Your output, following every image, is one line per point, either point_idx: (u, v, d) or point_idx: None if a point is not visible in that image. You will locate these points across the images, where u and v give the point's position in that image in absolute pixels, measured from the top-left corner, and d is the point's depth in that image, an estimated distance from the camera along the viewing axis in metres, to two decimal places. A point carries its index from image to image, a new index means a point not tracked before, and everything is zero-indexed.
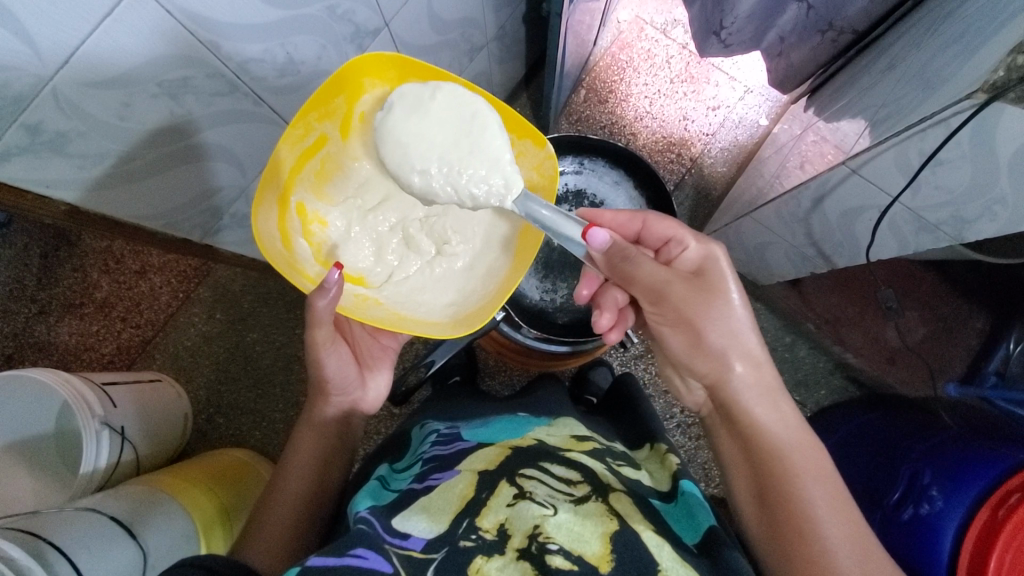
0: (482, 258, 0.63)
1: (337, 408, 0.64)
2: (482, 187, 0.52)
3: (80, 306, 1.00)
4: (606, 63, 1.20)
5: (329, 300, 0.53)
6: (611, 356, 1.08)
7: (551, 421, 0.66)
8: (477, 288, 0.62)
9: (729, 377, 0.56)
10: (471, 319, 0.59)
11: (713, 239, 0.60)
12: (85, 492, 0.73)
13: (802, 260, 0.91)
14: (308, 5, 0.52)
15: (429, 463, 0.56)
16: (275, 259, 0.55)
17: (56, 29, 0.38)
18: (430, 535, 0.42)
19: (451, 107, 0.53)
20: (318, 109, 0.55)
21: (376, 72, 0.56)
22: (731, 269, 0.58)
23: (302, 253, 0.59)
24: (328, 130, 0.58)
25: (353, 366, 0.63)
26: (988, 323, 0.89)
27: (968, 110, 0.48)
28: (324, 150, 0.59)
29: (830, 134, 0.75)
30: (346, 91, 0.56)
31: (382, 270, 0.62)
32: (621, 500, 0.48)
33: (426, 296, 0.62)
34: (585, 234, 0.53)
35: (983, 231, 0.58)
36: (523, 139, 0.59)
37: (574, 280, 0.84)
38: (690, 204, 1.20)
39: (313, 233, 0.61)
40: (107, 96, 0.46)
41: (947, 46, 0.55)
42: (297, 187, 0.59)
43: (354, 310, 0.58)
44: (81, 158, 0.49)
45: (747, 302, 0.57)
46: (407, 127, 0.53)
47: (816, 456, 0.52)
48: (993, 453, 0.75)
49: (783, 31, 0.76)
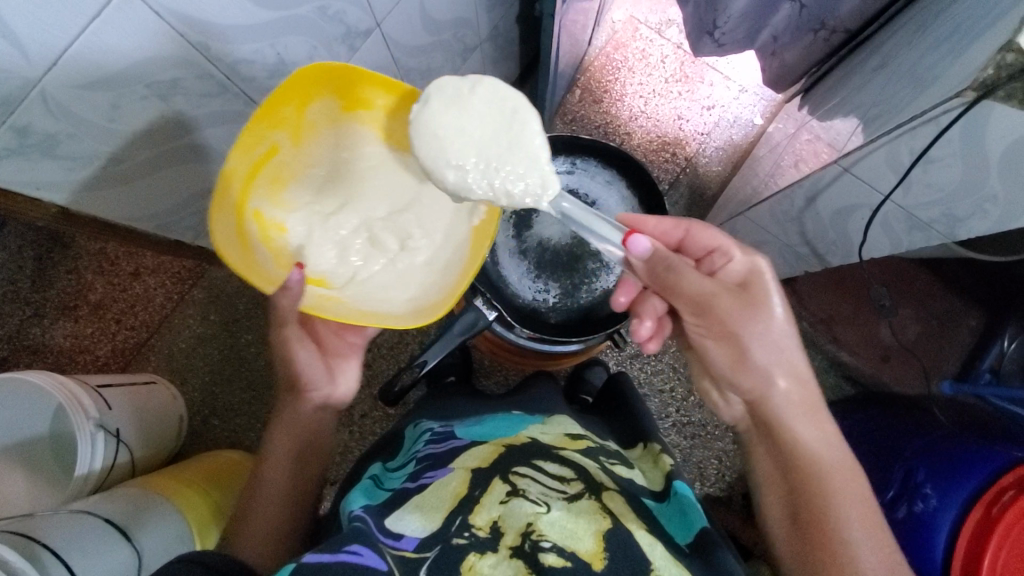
0: (442, 254, 0.64)
1: (312, 407, 0.63)
2: (520, 185, 0.51)
3: (74, 308, 0.99)
4: (600, 64, 1.21)
5: (292, 298, 0.52)
6: (606, 356, 1.08)
7: (545, 419, 0.65)
8: (440, 279, 0.63)
9: (773, 396, 0.56)
10: (434, 308, 0.60)
11: (757, 252, 0.59)
12: (80, 494, 0.73)
13: (795, 259, 0.92)
14: (300, 6, 0.52)
15: (422, 463, 0.55)
16: (237, 266, 0.53)
17: (45, 32, 0.38)
18: (423, 534, 0.42)
19: (490, 102, 0.50)
20: (266, 119, 0.53)
21: (323, 83, 0.54)
22: (776, 284, 0.58)
23: (261, 259, 0.58)
24: (279, 139, 0.57)
25: (320, 362, 0.61)
26: (981, 322, 0.96)
27: (957, 108, 0.48)
28: (276, 158, 0.59)
29: (823, 132, 0.74)
30: (295, 100, 0.54)
31: (345, 271, 0.62)
32: (614, 498, 0.48)
33: (393, 293, 0.62)
34: (626, 241, 0.54)
35: (974, 229, 0.58)
36: None
37: (566, 280, 0.84)
38: (684, 203, 1.19)
39: (272, 238, 0.61)
40: (96, 98, 0.46)
41: (936, 45, 0.55)
42: (252, 195, 0.58)
43: (319, 308, 0.58)
44: (70, 160, 0.50)
45: (789, 315, 0.57)
46: (443, 119, 0.50)
47: (855, 481, 0.53)
48: (986, 451, 0.75)
49: (776, 31, 0.76)
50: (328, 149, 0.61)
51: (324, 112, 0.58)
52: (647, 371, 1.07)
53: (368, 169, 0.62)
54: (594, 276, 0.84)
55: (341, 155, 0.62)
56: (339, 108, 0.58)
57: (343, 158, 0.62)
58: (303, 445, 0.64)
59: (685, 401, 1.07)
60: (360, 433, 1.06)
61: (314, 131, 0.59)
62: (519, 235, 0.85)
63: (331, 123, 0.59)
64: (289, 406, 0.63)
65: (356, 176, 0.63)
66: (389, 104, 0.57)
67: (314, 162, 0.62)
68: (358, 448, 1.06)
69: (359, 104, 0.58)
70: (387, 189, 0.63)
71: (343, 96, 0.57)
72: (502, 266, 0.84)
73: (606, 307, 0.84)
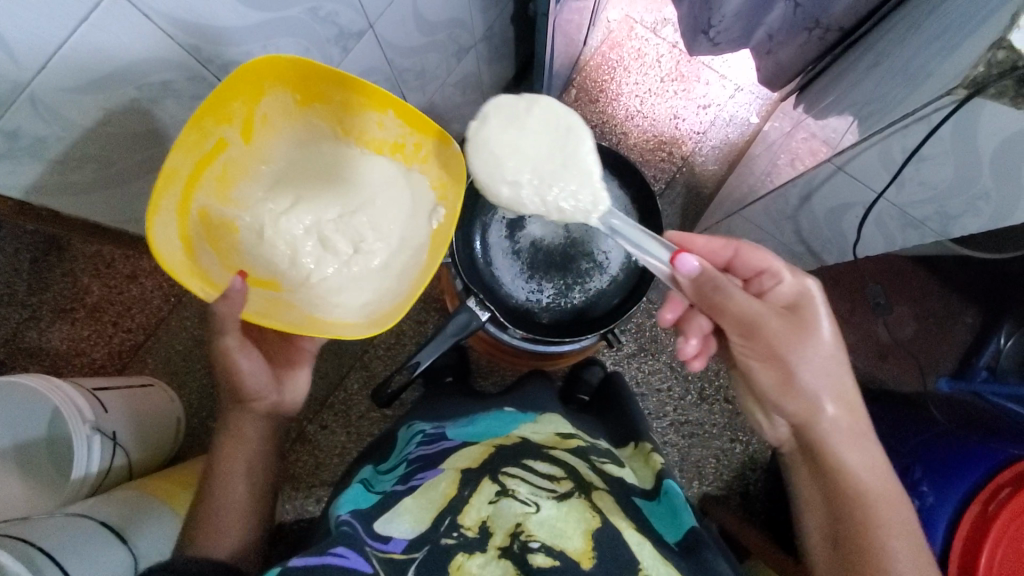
0: (397, 257, 0.62)
1: (260, 415, 0.64)
2: (570, 201, 0.59)
3: (71, 311, 0.99)
4: (595, 63, 1.21)
5: (232, 305, 0.50)
6: (603, 356, 1.07)
7: (537, 418, 0.65)
8: (395, 284, 0.60)
9: (825, 422, 0.56)
10: (383, 316, 0.56)
11: (807, 274, 0.59)
12: (77, 497, 0.73)
13: (791, 257, 0.92)
14: (291, 8, 0.52)
15: (414, 464, 0.56)
16: (176, 270, 0.49)
17: (33, 36, 0.38)
18: (412, 535, 0.44)
19: (545, 123, 0.58)
20: (215, 113, 0.52)
21: (277, 75, 0.54)
22: (826, 307, 0.58)
23: (206, 261, 0.55)
24: (229, 135, 0.56)
25: (268, 370, 0.62)
26: (978, 319, 0.97)
27: (948, 107, 0.48)
28: (225, 155, 0.57)
29: (819, 130, 0.74)
30: (245, 94, 0.53)
31: (298, 274, 0.60)
32: (603, 497, 0.48)
33: (345, 296, 0.60)
34: (674, 259, 0.56)
35: (968, 226, 0.59)
36: (428, 139, 0.60)
37: (560, 280, 0.84)
38: (681, 202, 1.19)
39: (219, 239, 0.58)
40: (86, 101, 0.46)
41: (929, 43, 0.55)
42: (198, 192, 0.56)
43: (266, 314, 0.55)
44: (59, 163, 0.51)
45: (840, 339, 0.57)
46: (503, 137, 0.57)
47: (899, 506, 0.54)
48: (982, 447, 0.75)
49: (771, 29, 0.76)
50: (282, 145, 0.61)
51: (277, 106, 0.58)
52: (644, 370, 1.07)
53: (323, 165, 0.62)
54: (588, 276, 0.84)
55: (296, 150, 0.62)
56: (294, 103, 0.58)
57: (298, 154, 0.62)
58: (254, 456, 0.64)
59: (682, 400, 1.07)
60: (357, 433, 1.07)
61: (267, 126, 0.59)
62: (513, 235, 0.84)
63: (286, 117, 0.59)
64: (239, 415, 0.63)
65: (310, 174, 0.62)
66: (347, 98, 0.58)
67: (267, 158, 0.61)
68: (355, 449, 1.06)
69: (314, 99, 0.58)
70: (342, 187, 0.63)
71: (296, 91, 0.56)
72: (496, 267, 0.84)
73: (600, 307, 0.84)
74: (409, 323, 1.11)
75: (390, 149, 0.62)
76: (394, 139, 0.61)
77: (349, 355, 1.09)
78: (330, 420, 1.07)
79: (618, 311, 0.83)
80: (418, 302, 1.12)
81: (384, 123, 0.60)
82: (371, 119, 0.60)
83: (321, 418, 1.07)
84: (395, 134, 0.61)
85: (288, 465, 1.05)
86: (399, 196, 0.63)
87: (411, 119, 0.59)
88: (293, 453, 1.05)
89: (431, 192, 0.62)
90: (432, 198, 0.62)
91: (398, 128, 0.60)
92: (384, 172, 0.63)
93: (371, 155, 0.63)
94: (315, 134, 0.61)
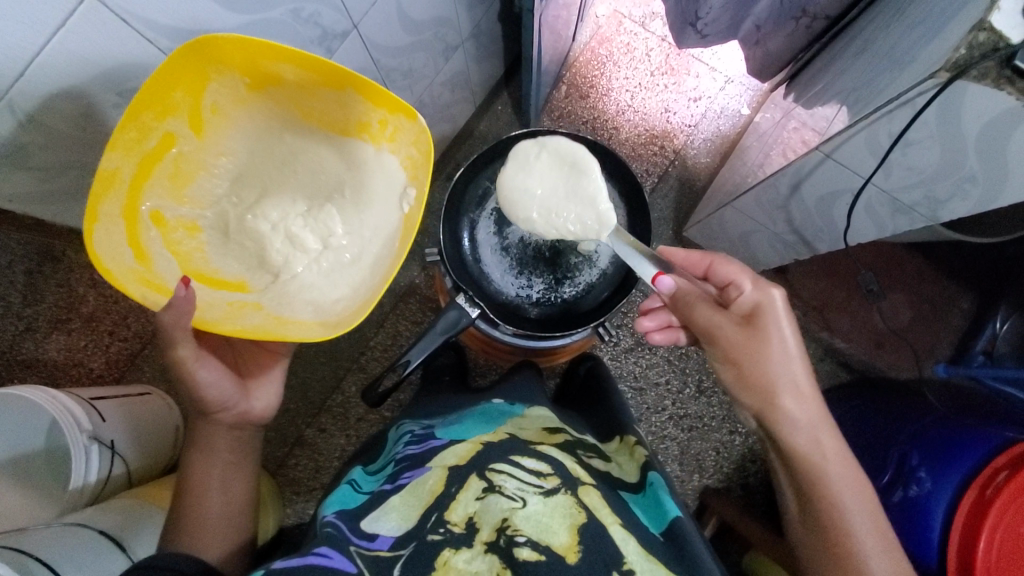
0: (370, 250, 0.57)
1: (227, 427, 0.62)
2: (577, 223, 0.66)
3: (67, 321, 0.98)
4: (585, 59, 1.21)
5: (178, 315, 0.49)
6: (600, 352, 1.07)
7: (524, 412, 0.67)
8: (366, 279, 0.55)
9: (787, 412, 0.56)
10: (350, 316, 0.52)
11: (772, 283, 0.58)
12: (76, 506, 0.74)
13: (785, 247, 0.91)
14: (271, 9, 0.52)
15: (401, 464, 0.56)
16: (120, 281, 0.47)
17: (10, 44, 0.38)
18: (399, 533, 0.45)
19: (553, 161, 0.67)
20: (154, 107, 0.48)
21: (219, 59, 0.49)
22: (787, 314, 0.57)
23: (162, 266, 0.52)
24: (175, 128, 0.52)
25: (232, 378, 0.60)
26: (973, 304, 0.98)
27: (932, 89, 0.47)
28: (174, 150, 0.53)
29: (808, 120, 0.73)
30: (186, 83, 0.49)
31: (267, 275, 0.57)
32: (591, 493, 0.48)
33: (315, 294, 0.56)
34: (654, 280, 0.61)
35: (957, 210, 0.58)
36: (394, 114, 0.54)
37: (549, 275, 0.84)
38: (675, 195, 1.19)
39: (178, 241, 0.55)
40: (66, 106, 0.46)
41: (912, 29, 0.55)
42: (148, 192, 0.53)
43: (225, 319, 0.52)
44: (42, 170, 0.52)
45: (799, 341, 0.57)
46: (519, 179, 0.68)
47: (863, 495, 0.54)
48: (978, 433, 0.74)
49: (758, 20, 0.76)
50: (241, 134, 0.57)
51: (226, 92, 0.53)
52: (642, 364, 1.07)
53: (288, 156, 0.58)
54: (577, 270, 0.84)
55: (258, 140, 0.57)
56: (244, 87, 0.53)
57: (259, 144, 0.58)
58: (225, 466, 0.62)
59: (681, 393, 1.07)
60: (355, 436, 1.07)
61: (219, 115, 0.55)
62: (501, 232, 0.84)
63: (238, 104, 0.55)
64: (204, 428, 0.61)
65: (274, 165, 0.59)
66: (301, 78, 0.52)
67: (225, 150, 0.57)
68: (350, 449, 1.06)
69: (265, 82, 0.53)
70: (310, 179, 0.59)
71: (246, 74, 0.52)
72: (485, 264, 0.84)
73: (590, 301, 0.84)
74: (405, 324, 1.11)
75: (357, 129, 0.56)
76: (359, 117, 0.55)
77: (344, 358, 1.09)
78: (329, 423, 1.07)
79: (607, 304, 0.83)
80: (412, 302, 1.12)
81: (345, 101, 0.54)
82: (331, 97, 0.54)
83: (320, 422, 1.07)
84: (358, 111, 0.55)
85: (289, 469, 1.05)
86: (372, 183, 0.58)
87: (373, 95, 0.53)
88: (292, 458, 1.05)
89: (403, 174, 0.56)
90: (404, 180, 0.56)
91: (362, 105, 0.54)
92: (353, 156, 0.58)
93: (338, 138, 0.57)
94: (275, 121, 0.57)
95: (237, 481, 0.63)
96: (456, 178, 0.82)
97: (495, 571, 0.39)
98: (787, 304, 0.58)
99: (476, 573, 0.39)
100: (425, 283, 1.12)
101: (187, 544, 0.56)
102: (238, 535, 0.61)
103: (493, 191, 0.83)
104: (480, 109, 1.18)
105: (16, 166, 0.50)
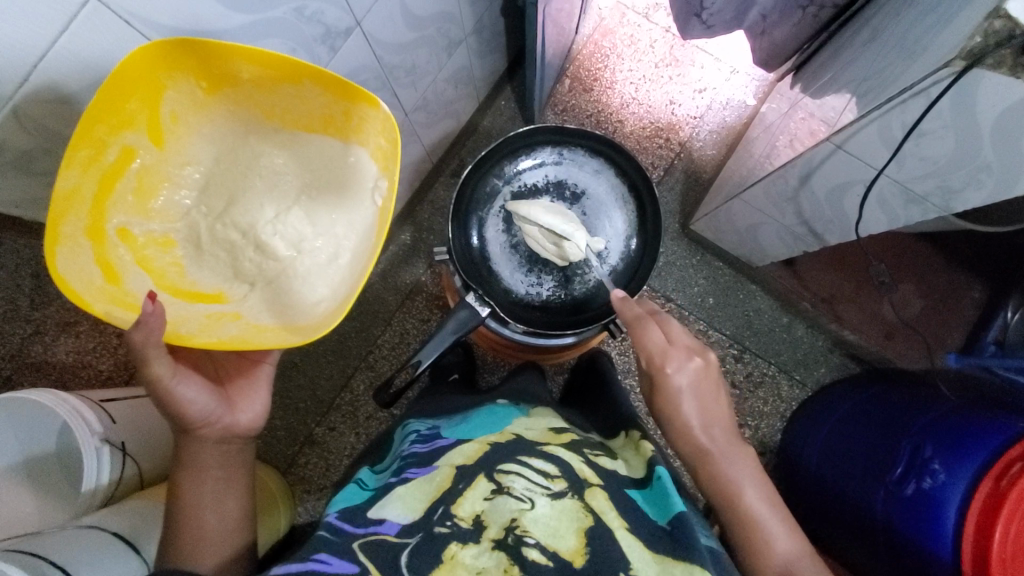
0: (345, 247, 0.56)
1: (213, 442, 0.60)
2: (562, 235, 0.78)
3: (76, 324, 0.98)
4: (588, 51, 1.20)
5: (149, 331, 0.48)
6: (608, 347, 1.08)
7: (528, 413, 0.66)
8: (346, 278, 0.54)
9: (703, 445, 0.58)
10: (328, 319, 0.51)
11: (684, 343, 0.62)
12: (91, 507, 0.74)
13: (794, 239, 0.91)
14: (274, 8, 0.51)
15: (406, 461, 0.57)
16: (86, 300, 0.46)
17: (16, 49, 0.38)
18: (405, 521, 0.44)
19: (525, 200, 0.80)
20: (108, 120, 0.47)
21: (170, 64, 0.48)
22: (684, 370, 0.60)
23: (135, 285, 0.51)
24: (133, 140, 0.50)
25: (213, 391, 0.60)
26: (986, 293, 0.99)
27: (947, 78, 0.47)
28: (136, 163, 0.52)
29: (817, 109, 0.70)
30: (140, 94, 0.48)
31: (243, 284, 0.56)
32: (598, 494, 0.48)
33: (294, 297, 0.54)
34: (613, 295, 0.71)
35: (971, 200, 0.58)
36: (358, 103, 0.52)
37: (559, 272, 0.84)
38: (681, 188, 1.18)
39: (151, 257, 0.53)
40: (67, 111, 0.46)
41: (923, 17, 0.54)
42: (110, 210, 0.51)
43: (202, 333, 0.51)
44: (48, 175, 0.52)
45: (700, 389, 0.60)
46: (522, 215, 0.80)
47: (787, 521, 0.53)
48: (993, 423, 0.73)
49: (764, 9, 0.76)
50: (204, 141, 0.55)
51: (183, 99, 0.51)
52: None
53: (251, 159, 0.56)
54: (587, 266, 0.83)
55: (222, 145, 0.55)
56: (201, 91, 0.52)
57: (223, 148, 0.56)
58: (217, 482, 0.60)
59: None
60: (365, 433, 1.07)
61: (179, 124, 0.53)
62: (510, 229, 0.84)
63: (197, 110, 0.53)
64: (188, 447, 0.59)
65: (239, 170, 0.56)
66: (257, 75, 0.51)
67: (190, 159, 0.55)
68: (356, 448, 1.06)
69: (221, 82, 0.51)
70: (276, 182, 0.57)
71: (201, 78, 0.50)
72: (493, 261, 0.84)
73: (599, 299, 0.83)
74: (411, 322, 1.11)
75: (323, 123, 0.55)
76: (322, 111, 0.54)
77: (351, 354, 1.09)
78: (338, 421, 1.07)
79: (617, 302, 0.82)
80: (419, 300, 1.11)
81: (305, 95, 0.52)
82: (291, 93, 0.52)
83: (330, 420, 1.07)
84: (322, 105, 0.53)
85: (299, 468, 1.05)
86: (342, 179, 0.56)
87: (333, 86, 0.51)
88: (302, 456, 1.06)
89: (375, 166, 0.55)
90: (376, 173, 0.55)
91: (322, 98, 0.52)
92: (321, 152, 0.56)
93: (304, 135, 0.56)
94: (237, 124, 0.55)
95: (233, 493, 0.62)
96: (465, 178, 0.82)
97: (501, 569, 0.39)
98: (691, 358, 0.61)
99: (484, 570, 0.39)
100: (432, 281, 1.12)
101: (187, 560, 0.56)
102: (243, 542, 0.60)
103: (501, 189, 0.83)
104: (484, 104, 1.17)
105: (22, 171, 0.50)
